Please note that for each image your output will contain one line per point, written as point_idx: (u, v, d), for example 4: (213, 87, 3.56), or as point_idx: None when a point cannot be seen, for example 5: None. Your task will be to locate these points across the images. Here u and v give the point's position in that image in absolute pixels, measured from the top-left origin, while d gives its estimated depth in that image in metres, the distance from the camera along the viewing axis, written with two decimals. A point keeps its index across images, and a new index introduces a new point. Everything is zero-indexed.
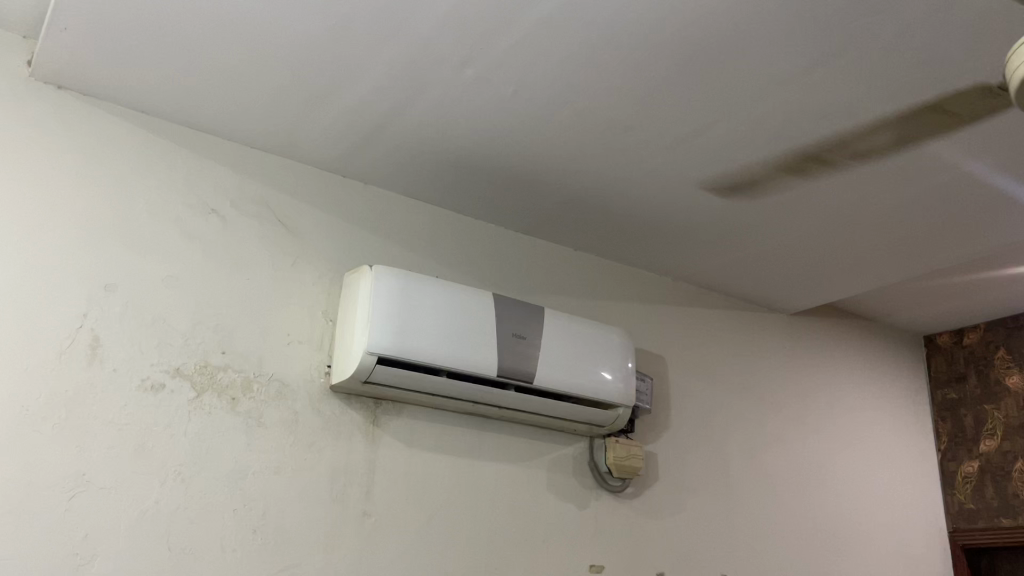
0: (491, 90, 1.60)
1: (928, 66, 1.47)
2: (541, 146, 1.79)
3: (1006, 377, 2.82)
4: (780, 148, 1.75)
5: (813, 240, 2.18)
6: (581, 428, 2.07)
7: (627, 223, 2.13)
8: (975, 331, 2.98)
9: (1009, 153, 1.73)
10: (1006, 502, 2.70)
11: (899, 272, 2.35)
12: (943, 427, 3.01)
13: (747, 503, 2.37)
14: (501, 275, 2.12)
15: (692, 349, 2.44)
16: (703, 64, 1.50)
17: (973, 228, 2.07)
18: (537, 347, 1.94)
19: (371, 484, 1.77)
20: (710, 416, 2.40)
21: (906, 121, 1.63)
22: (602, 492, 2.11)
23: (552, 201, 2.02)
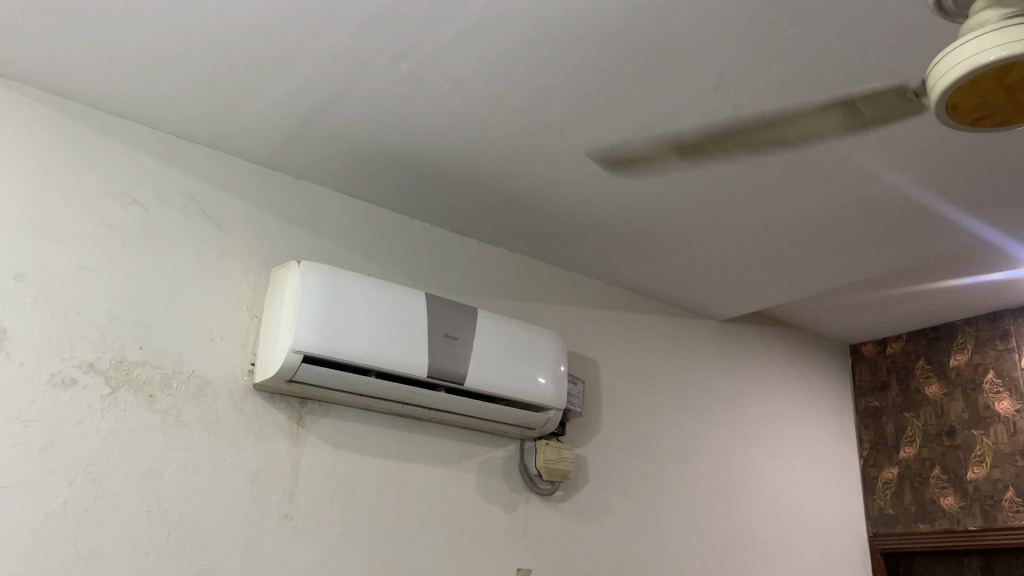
0: (426, 86, 1.57)
1: (859, 82, 1.48)
2: (476, 146, 1.77)
3: (925, 386, 2.92)
4: (715, 157, 1.76)
5: (745, 249, 2.20)
6: (511, 430, 2.06)
7: (563, 226, 2.12)
8: (898, 341, 3.07)
9: (934, 171, 1.77)
10: (923, 507, 2.79)
11: (827, 282, 2.40)
12: (866, 433, 3.08)
13: (675, 505, 2.39)
14: (434, 275, 2.09)
15: (624, 353, 2.45)
16: (640, 70, 1.49)
17: (897, 241, 2.11)
18: (468, 348, 1.92)
19: (294, 485, 1.73)
20: (641, 418, 2.41)
21: (838, 135, 1.65)
22: (531, 495, 2.10)
23: (487, 201, 2.00)
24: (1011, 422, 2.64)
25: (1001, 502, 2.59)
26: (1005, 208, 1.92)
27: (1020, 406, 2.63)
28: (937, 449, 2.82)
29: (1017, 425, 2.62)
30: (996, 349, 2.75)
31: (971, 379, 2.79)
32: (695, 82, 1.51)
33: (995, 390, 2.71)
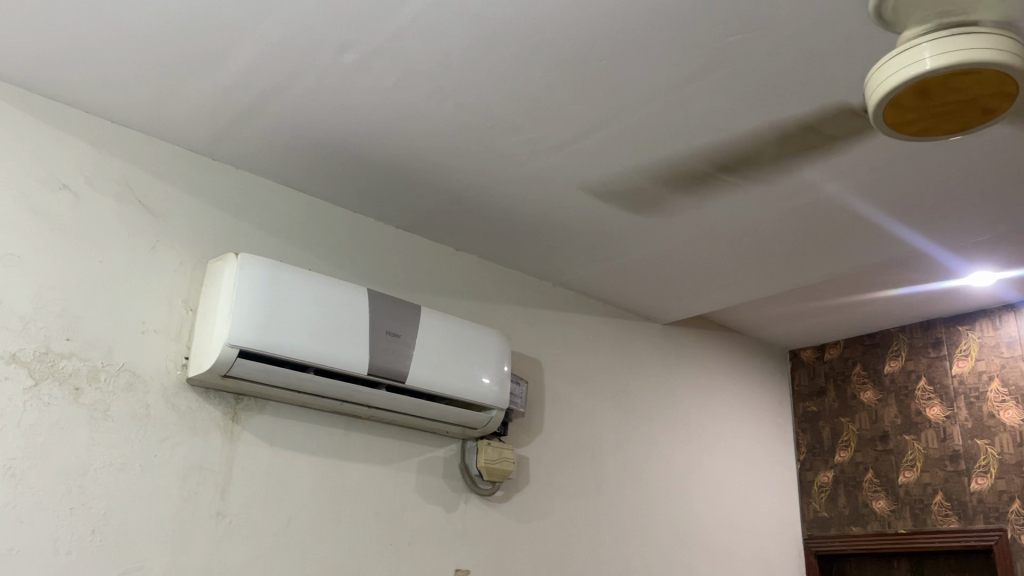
0: (371, 78, 1.55)
1: (802, 91, 1.50)
2: (422, 141, 1.75)
3: (861, 392, 2.98)
4: (661, 160, 1.77)
5: (688, 253, 2.22)
6: (453, 430, 2.04)
7: (509, 225, 2.11)
8: (836, 347, 3.13)
9: (873, 181, 1.81)
10: (856, 510, 2.85)
11: (769, 287, 2.43)
12: (804, 437, 3.14)
13: (615, 506, 2.40)
14: (378, 272, 2.06)
15: (568, 354, 2.45)
16: (589, 69, 1.48)
17: (836, 249, 2.15)
18: (410, 346, 1.90)
19: (227, 483, 1.68)
20: (583, 419, 2.42)
21: (781, 141, 1.67)
22: (471, 495, 2.09)
23: (433, 197, 1.98)
24: (941, 428, 2.71)
25: (930, 506, 2.66)
26: (939, 219, 1.97)
27: (949, 412, 2.70)
28: (871, 453, 2.88)
29: (947, 431, 2.69)
30: (929, 357, 2.82)
31: (904, 385, 2.86)
32: (642, 84, 1.51)
33: (927, 397, 2.78)
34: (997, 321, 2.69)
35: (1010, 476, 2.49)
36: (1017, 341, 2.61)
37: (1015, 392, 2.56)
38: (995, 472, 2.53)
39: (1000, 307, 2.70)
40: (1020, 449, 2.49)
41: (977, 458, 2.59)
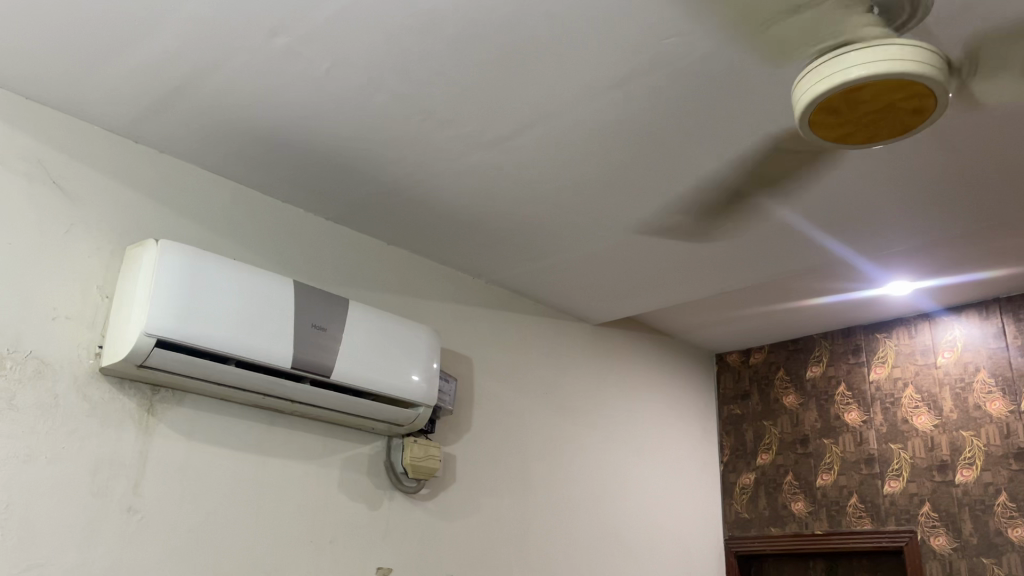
0: (303, 63, 1.51)
1: (732, 97, 1.52)
2: (354, 130, 1.72)
3: (784, 396, 3.06)
4: (593, 160, 1.77)
5: (619, 254, 2.24)
6: (379, 427, 2.01)
7: (442, 220, 2.09)
8: (760, 351, 3.20)
9: (798, 189, 1.85)
10: (776, 512, 2.92)
11: (697, 290, 2.47)
12: (728, 439, 3.20)
13: (541, 504, 2.40)
14: (306, 264, 2.02)
15: (497, 352, 2.44)
16: (525, 65, 1.47)
17: (762, 255, 2.20)
18: (337, 340, 1.86)
19: (141, 477, 1.63)
20: (512, 417, 2.41)
21: (710, 146, 1.69)
22: (396, 492, 2.06)
23: (364, 189, 1.95)
24: (858, 432, 2.79)
25: (846, 508, 2.74)
26: (860, 228, 2.03)
27: (866, 417, 2.79)
28: (791, 456, 2.96)
29: (863, 435, 2.78)
30: (848, 363, 2.91)
31: (825, 390, 2.94)
32: (577, 82, 1.52)
33: (846, 402, 2.87)
34: (913, 330, 2.78)
35: (921, 479, 2.58)
36: (931, 348, 2.71)
37: (927, 398, 2.66)
38: (907, 475, 2.63)
39: (915, 316, 2.79)
40: (931, 453, 2.59)
41: (891, 461, 2.68)
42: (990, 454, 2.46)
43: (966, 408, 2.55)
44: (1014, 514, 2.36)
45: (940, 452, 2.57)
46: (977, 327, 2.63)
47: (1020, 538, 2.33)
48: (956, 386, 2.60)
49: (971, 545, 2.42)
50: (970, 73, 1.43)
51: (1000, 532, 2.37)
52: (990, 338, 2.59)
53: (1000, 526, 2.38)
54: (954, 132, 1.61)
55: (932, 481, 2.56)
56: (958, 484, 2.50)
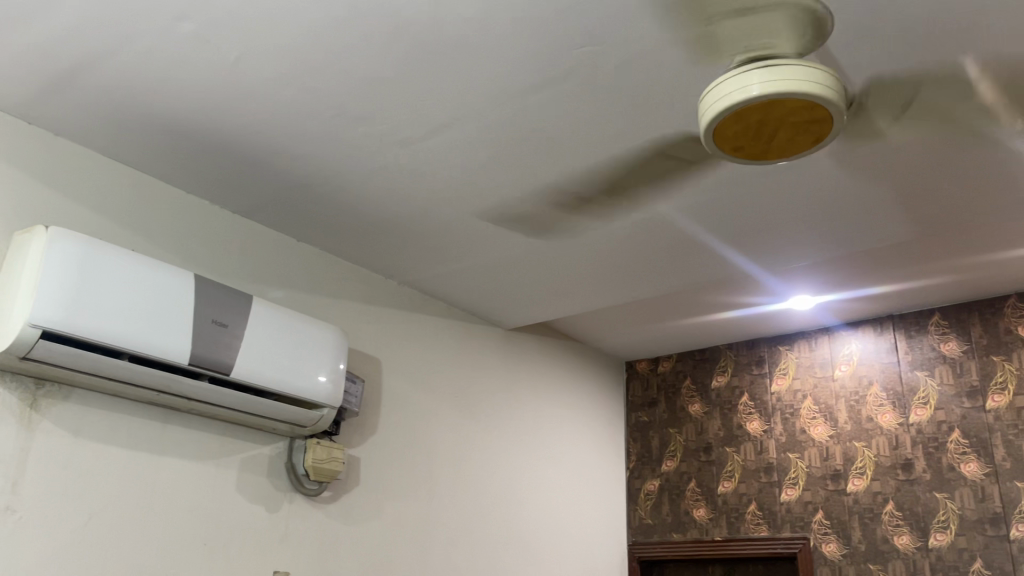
0: (210, 51, 1.46)
1: (642, 108, 1.55)
2: (264, 123, 1.67)
3: (689, 405, 3.13)
4: (506, 164, 1.77)
5: (532, 260, 2.25)
6: (281, 428, 1.96)
7: (354, 219, 2.06)
8: (668, 360, 3.26)
9: (705, 202, 1.89)
10: (678, 518, 2.98)
11: (608, 298, 2.50)
12: (634, 446, 3.24)
13: (446, 507, 2.39)
14: (208, 258, 1.96)
15: (407, 354, 2.42)
16: (439, 65, 1.46)
17: (671, 265, 2.24)
18: (238, 337, 1.81)
19: (20, 475, 1.54)
20: (420, 420, 2.39)
21: (621, 155, 1.71)
22: (296, 495, 2.01)
23: (273, 183, 1.90)
24: (758, 441, 2.88)
25: (744, 514, 2.82)
26: (765, 243, 2.09)
27: (767, 427, 2.88)
28: (694, 464, 3.02)
29: (763, 444, 2.86)
30: (751, 373, 3.00)
31: (728, 400, 3.02)
32: (491, 85, 1.51)
33: (748, 411, 2.95)
34: (813, 343, 2.88)
35: (816, 488, 2.69)
36: (829, 361, 2.82)
37: (824, 410, 2.77)
38: (803, 484, 2.72)
39: (816, 330, 2.90)
40: (826, 462, 2.69)
41: (788, 470, 2.77)
42: (880, 464, 2.58)
43: (859, 420, 2.67)
44: (900, 523, 2.48)
45: (834, 462, 2.68)
46: (872, 342, 2.74)
47: (905, 545, 2.45)
48: (851, 399, 2.72)
49: (859, 552, 2.53)
50: (868, 97, 1.50)
51: (886, 539, 2.49)
52: (884, 353, 2.70)
53: (887, 534, 2.50)
54: (855, 152, 1.67)
55: (826, 490, 2.66)
56: (850, 493, 2.61)
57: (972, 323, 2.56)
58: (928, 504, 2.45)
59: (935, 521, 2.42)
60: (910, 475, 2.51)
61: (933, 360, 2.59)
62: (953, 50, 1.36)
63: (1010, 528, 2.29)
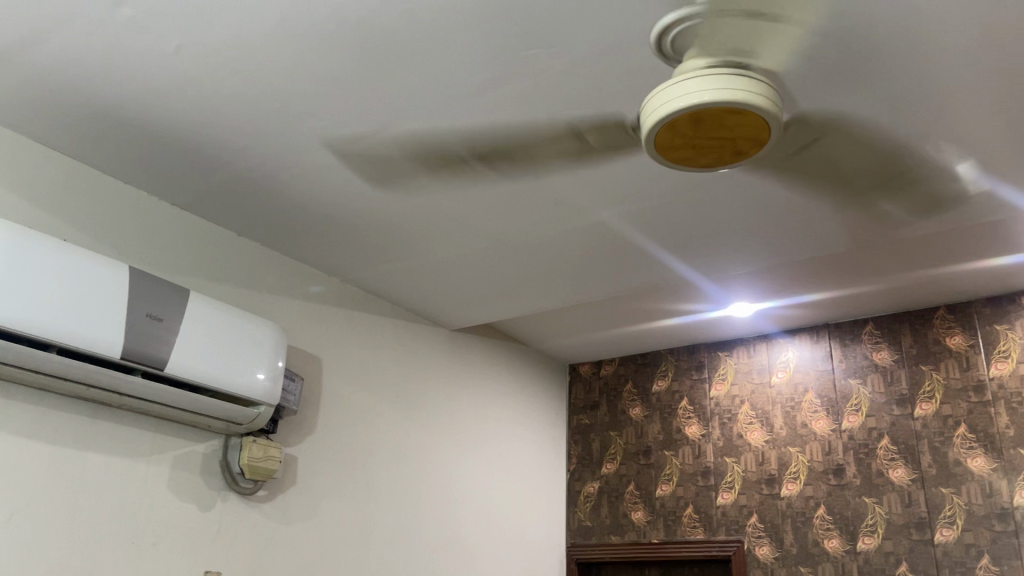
0: (149, 38, 1.43)
1: (587, 112, 1.56)
2: (205, 114, 1.64)
3: (630, 408, 3.16)
4: (451, 163, 1.77)
5: (477, 261, 2.25)
6: (216, 425, 1.92)
7: (297, 214, 2.03)
8: (611, 364, 3.29)
9: (647, 208, 1.91)
10: (617, 520, 3.01)
11: (552, 301, 2.51)
12: (575, 448, 3.26)
13: (385, 507, 2.37)
14: (144, 250, 1.91)
15: (348, 353, 2.39)
16: (385, 62, 1.45)
17: (613, 270, 2.26)
18: (173, 331, 1.77)
19: None
20: (361, 420, 2.37)
21: (565, 159, 1.73)
22: (230, 494, 1.97)
23: (214, 176, 1.87)
24: (696, 445, 2.93)
25: (681, 517, 2.86)
26: (705, 250, 2.12)
27: (705, 431, 2.93)
28: (634, 466, 3.06)
29: (701, 448, 2.91)
30: (691, 378, 3.04)
31: (668, 404, 3.06)
32: (437, 84, 1.50)
33: (687, 416, 2.99)
34: (751, 350, 2.94)
35: (751, 492, 2.74)
36: (767, 368, 2.88)
37: (761, 415, 2.82)
38: (738, 487, 2.78)
39: (755, 337, 2.95)
40: (761, 467, 2.75)
41: (725, 474, 2.82)
42: (813, 469, 2.64)
43: (794, 426, 2.73)
44: (830, 527, 2.55)
45: (769, 467, 2.74)
46: (808, 350, 2.81)
47: (834, 548, 2.52)
48: (787, 405, 2.78)
49: (791, 555, 2.59)
50: (807, 110, 1.53)
51: (817, 542, 2.55)
52: (819, 360, 2.77)
53: (817, 538, 2.56)
54: (793, 162, 1.71)
55: (761, 494, 2.72)
56: (783, 497, 2.67)
57: (903, 333, 2.64)
58: (858, 508, 2.52)
59: (863, 525, 2.49)
60: (841, 481, 2.58)
61: (865, 369, 2.66)
62: (886, 66, 1.40)
63: (935, 532, 2.37)
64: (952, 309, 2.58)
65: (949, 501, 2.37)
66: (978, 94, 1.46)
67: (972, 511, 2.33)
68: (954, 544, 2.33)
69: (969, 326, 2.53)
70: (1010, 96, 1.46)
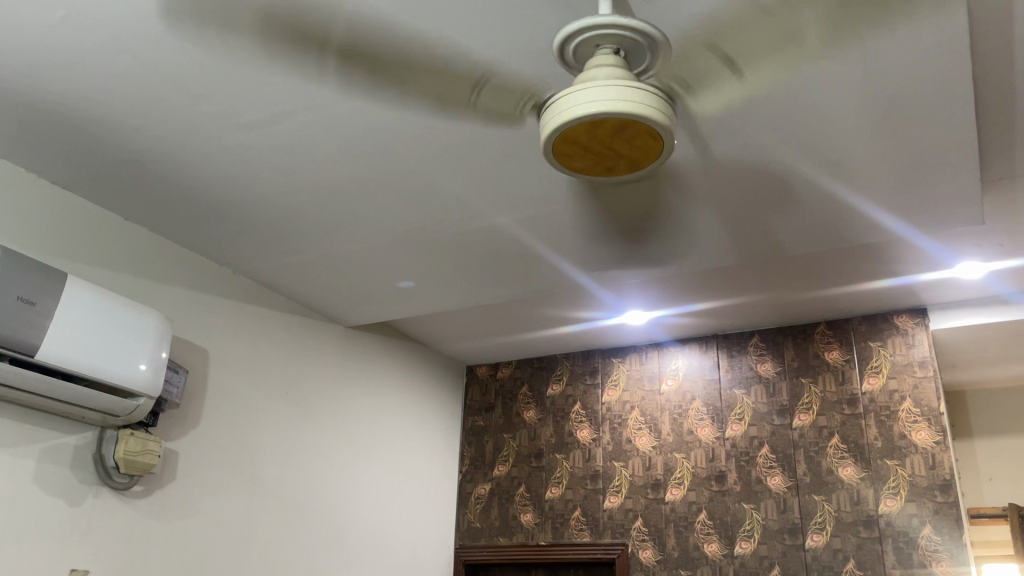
0: (32, 8, 1.35)
1: (487, 115, 1.57)
2: (94, 91, 1.56)
3: (524, 411, 3.19)
4: (350, 158, 1.74)
5: (374, 259, 2.23)
6: (91, 416, 1.82)
7: (189, 201, 1.96)
8: (508, 366, 3.32)
9: (546, 214, 1.94)
10: (506, 522, 3.04)
11: (450, 301, 2.51)
12: (468, 449, 3.27)
13: (269, 505, 2.32)
14: (20, 229, 1.80)
15: (238, 346, 2.33)
16: (285, 49, 1.42)
17: (511, 273, 2.28)
18: (47, 317, 1.68)
19: None
20: (248, 415, 2.31)
21: (465, 160, 1.73)
22: (103, 489, 1.88)
23: (100, 156, 1.79)
24: (586, 449, 2.98)
25: (569, 520, 2.91)
26: (601, 258, 2.16)
27: (596, 435, 2.99)
28: (525, 468, 3.09)
29: (592, 452, 2.97)
30: (585, 383, 3.10)
31: (561, 407, 3.11)
32: (338, 76, 1.48)
33: (579, 420, 3.05)
34: (644, 357, 3.02)
35: (637, 496, 2.81)
36: (657, 375, 2.96)
37: (650, 421, 2.90)
38: (625, 491, 2.84)
39: (647, 345, 3.03)
40: (648, 472, 2.82)
41: (613, 478, 2.88)
42: (696, 475, 2.73)
43: (681, 432, 2.82)
44: (710, 531, 2.63)
45: (655, 472, 2.81)
46: (697, 359, 2.90)
47: (713, 552, 2.60)
48: (675, 412, 2.86)
49: (671, 558, 2.66)
50: (701, 128, 1.58)
51: (697, 546, 2.63)
52: (706, 369, 2.87)
53: (698, 542, 2.64)
54: (686, 177, 1.76)
55: (646, 498, 2.79)
56: (667, 501, 2.75)
57: (785, 346, 2.76)
58: (736, 514, 2.61)
59: (741, 530, 2.58)
60: (722, 487, 2.67)
61: (749, 379, 2.77)
62: (774, 92, 1.47)
63: (806, 537, 2.48)
64: (832, 325, 2.71)
65: (820, 508, 2.49)
66: (857, 122, 1.54)
67: (841, 518, 2.45)
68: (823, 549, 2.44)
69: (846, 341, 2.66)
70: (889, 124, 1.54)
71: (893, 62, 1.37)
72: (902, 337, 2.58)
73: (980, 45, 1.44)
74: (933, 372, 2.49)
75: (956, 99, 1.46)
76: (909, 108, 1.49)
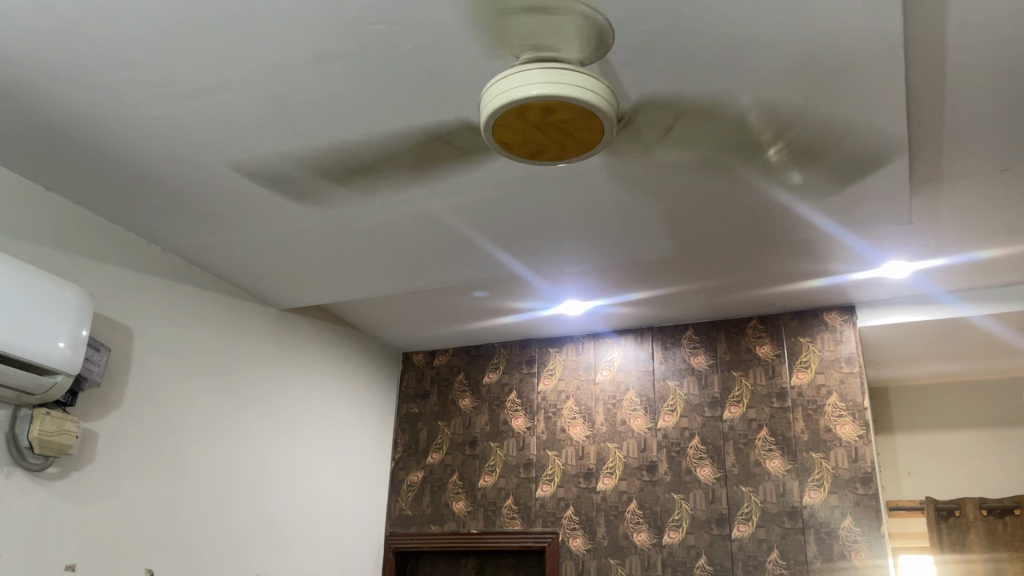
0: None
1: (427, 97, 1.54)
2: (14, 52, 1.48)
3: (460, 399, 3.18)
4: (285, 134, 1.69)
5: (308, 240, 2.18)
6: (4, 394, 1.73)
7: (115, 172, 1.89)
8: (444, 354, 3.30)
9: (484, 201, 1.92)
10: (437, 510, 3.02)
11: (385, 287, 2.48)
12: (401, 436, 3.24)
13: (193, 489, 2.25)
14: None
15: (164, 326, 2.26)
16: (221, 18, 1.36)
17: (448, 260, 2.26)
18: None
19: None
20: (173, 397, 2.24)
21: (404, 142, 1.70)
22: (16, 471, 1.79)
23: (21, 121, 1.70)
24: (520, 437, 2.99)
25: (501, 508, 2.91)
26: (539, 247, 2.16)
27: (530, 424, 2.99)
28: (459, 456, 3.08)
29: (526, 440, 2.97)
30: (521, 372, 3.10)
31: (497, 396, 3.11)
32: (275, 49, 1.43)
33: (514, 408, 3.05)
34: (580, 347, 3.03)
35: (569, 485, 2.82)
36: (592, 366, 2.98)
37: (584, 411, 2.92)
38: (557, 480, 2.86)
39: (584, 335, 3.05)
40: (580, 461, 2.84)
41: (546, 467, 2.89)
42: (628, 465, 2.76)
43: (614, 423, 2.84)
44: (640, 520, 2.66)
45: (587, 461, 2.83)
46: (631, 350, 2.93)
47: (642, 541, 2.63)
48: (608, 402, 2.89)
49: (601, 547, 2.68)
50: (642, 120, 1.58)
51: (627, 535, 2.66)
52: (641, 361, 2.90)
53: (627, 531, 2.67)
54: (625, 168, 1.76)
55: (578, 487, 2.80)
56: (598, 491, 2.77)
57: (718, 340, 2.80)
58: (666, 504, 2.64)
59: (670, 519, 2.62)
60: (653, 477, 2.70)
61: (682, 371, 2.81)
62: (715, 88, 1.48)
63: (732, 528, 2.53)
64: (763, 320, 2.77)
65: (747, 498, 2.54)
66: (794, 120, 1.56)
67: (766, 509, 2.50)
68: (748, 539, 2.49)
69: (777, 337, 2.72)
70: (825, 123, 1.56)
71: (831, 64, 1.40)
72: (830, 333, 2.64)
73: (914, 49, 1.48)
74: (859, 368, 2.56)
75: (891, 100, 1.49)
76: (845, 109, 1.52)
